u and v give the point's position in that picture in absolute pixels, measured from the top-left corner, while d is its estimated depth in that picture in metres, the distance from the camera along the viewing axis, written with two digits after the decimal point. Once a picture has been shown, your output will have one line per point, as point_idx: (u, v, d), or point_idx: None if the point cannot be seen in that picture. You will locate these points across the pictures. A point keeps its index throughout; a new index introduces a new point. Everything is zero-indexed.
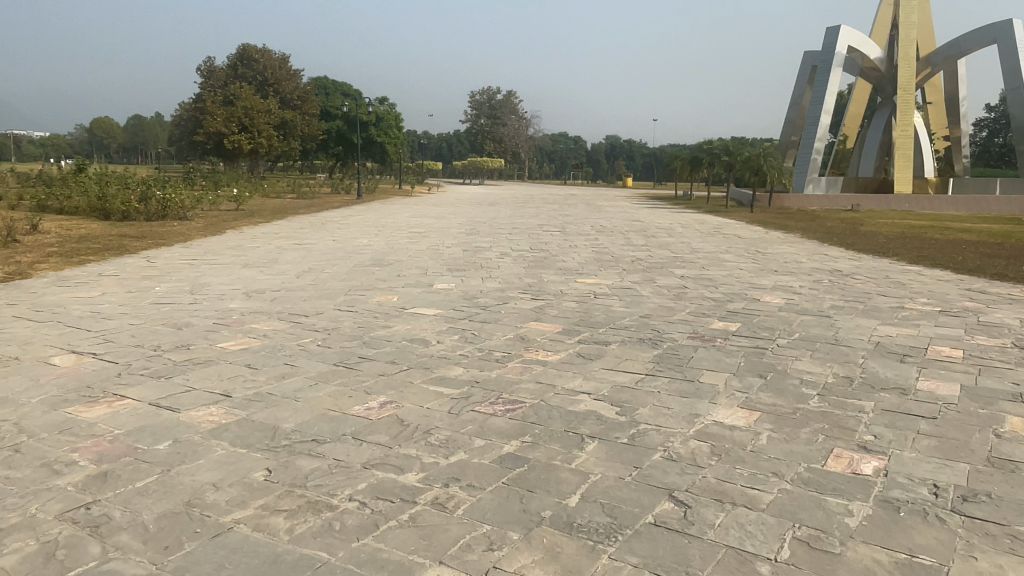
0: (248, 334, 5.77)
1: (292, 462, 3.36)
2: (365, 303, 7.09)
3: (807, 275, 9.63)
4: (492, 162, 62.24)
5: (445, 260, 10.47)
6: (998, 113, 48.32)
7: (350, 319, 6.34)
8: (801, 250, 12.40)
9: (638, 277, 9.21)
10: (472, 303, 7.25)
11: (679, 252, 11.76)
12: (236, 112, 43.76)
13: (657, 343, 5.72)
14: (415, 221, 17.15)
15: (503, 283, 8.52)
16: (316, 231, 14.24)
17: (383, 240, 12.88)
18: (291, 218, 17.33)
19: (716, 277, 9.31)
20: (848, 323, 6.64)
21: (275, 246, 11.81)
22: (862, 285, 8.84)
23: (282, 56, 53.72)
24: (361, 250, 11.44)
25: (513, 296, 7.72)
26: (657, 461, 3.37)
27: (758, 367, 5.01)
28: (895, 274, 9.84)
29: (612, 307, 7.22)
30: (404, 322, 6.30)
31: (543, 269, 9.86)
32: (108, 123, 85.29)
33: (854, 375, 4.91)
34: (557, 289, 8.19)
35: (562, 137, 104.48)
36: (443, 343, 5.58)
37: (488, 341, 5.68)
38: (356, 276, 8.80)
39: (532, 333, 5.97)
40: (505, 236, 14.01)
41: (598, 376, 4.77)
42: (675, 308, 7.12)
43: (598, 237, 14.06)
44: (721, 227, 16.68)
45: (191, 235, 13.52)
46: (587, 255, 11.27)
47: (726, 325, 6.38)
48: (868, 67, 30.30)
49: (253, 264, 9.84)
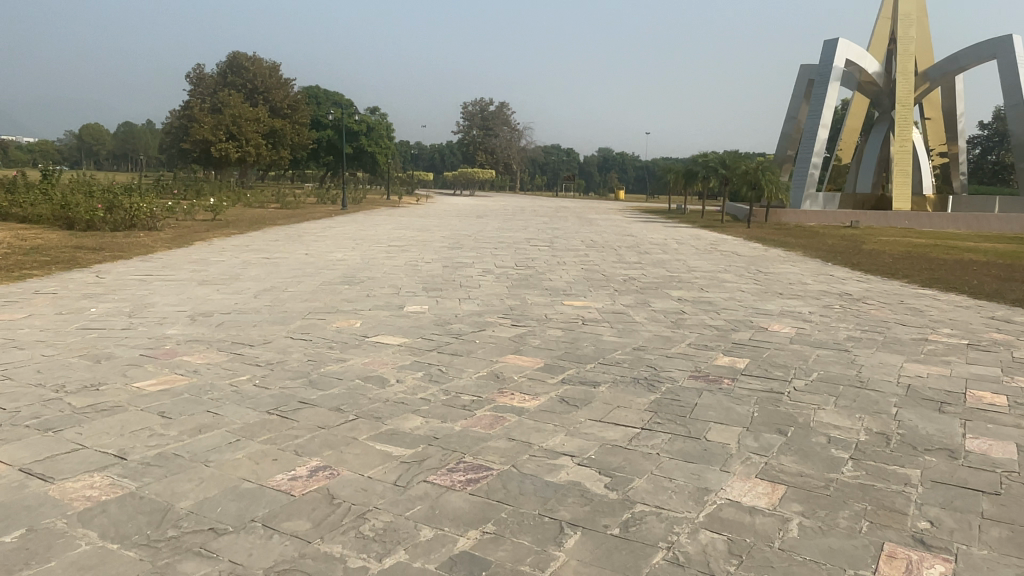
0: (176, 371, 4.92)
1: (173, 567, 2.52)
2: (323, 330, 6.25)
3: (814, 299, 8.86)
4: (483, 174, 61.54)
5: (423, 277, 9.67)
6: (990, 130, 47.99)
7: (300, 351, 5.50)
8: (804, 270, 11.64)
9: (631, 299, 8.42)
10: (443, 330, 6.43)
11: (675, 271, 10.99)
12: (224, 121, 43.07)
13: (655, 384, 4.90)
14: (397, 233, 16.35)
15: (482, 305, 7.72)
16: (290, 244, 13.42)
17: (358, 254, 12.06)
18: (267, 229, 16.52)
19: (716, 301, 8.53)
20: (869, 359, 5.86)
21: (241, 261, 10.97)
22: (876, 312, 8.07)
23: (272, 63, 53.09)
24: (333, 266, 10.62)
25: (491, 321, 6.90)
26: (659, 569, 2.55)
27: (776, 421, 4.20)
28: (908, 299, 9.08)
29: (602, 336, 6.41)
30: (363, 354, 5.46)
31: (528, 289, 9.06)
32: (98, 130, 84.26)
33: (889, 433, 4.11)
34: (541, 313, 7.39)
35: (555, 150, 104.19)
36: (403, 384, 4.74)
37: (457, 380, 4.84)
38: (320, 295, 7.97)
39: (509, 369, 5.15)
40: (490, 250, 13.22)
41: (584, 430, 3.94)
42: (673, 339, 6.32)
43: (589, 253, 13.28)
44: (717, 243, 15.94)
45: (154, 247, 12.70)
46: (576, 273, 10.47)
47: (731, 360, 5.57)
48: (865, 80, 29.77)
49: (210, 280, 9.00)
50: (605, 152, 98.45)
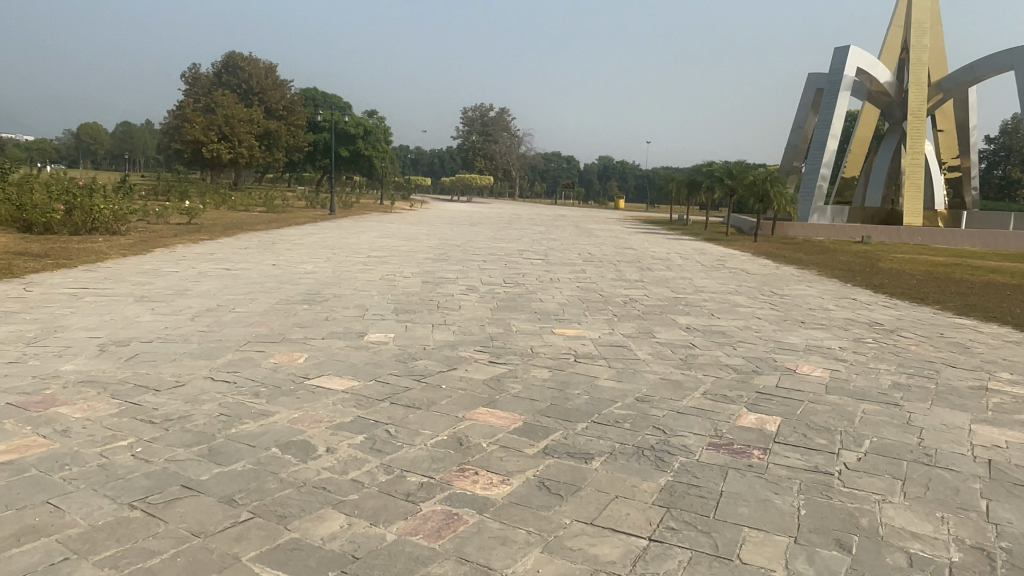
0: (38, 430, 3.75)
1: None
2: (254, 368, 5.08)
3: (841, 330, 7.75)
4: (481, 180, 60.51)
5: (396, 295, 8.54)
6: (997, 145, 47.09)
7: (214, 401, 4.32)
8: (823, 293, 10.54)
9: (632, 328, 7.28)
10: (405, 368, 5.27)
11: (681, 292, 9.88)
12: (216, 121, 41.93)
13: (666, 459, 3.74)
14: (379, 242, 15.29)
15: (457, 335, 6.56)
16: (260, 252, 12.32)
17: (330, 265, 10.97)
18: (241, 235, 15.48)
19: (731, 332, 7.37)
20: (927, 417, 4.72)
21: (197, 271, 9.84)
22: (917, 349, 6.91)
23: (268, 64, 52.09)
24: (297, 280, 9.47)
25: (465, 356, 5.75)
26: None
27: (834, 528, 3.05)
28: (948, 332, 7.94)
29: (598, 380, 5.24)
30: (292, 406, 4.29)
31: (514, 311, 7.92)
32: (95, 128, 83.10)
33: (991, 548, 2.97)
34: (527, 346, 6.24)
35: (554, 159, 103.27)
36: (333, 455, 3.58)
37: (405, 450, 3.67)
38: (269, 318, 6.82)
39: (476, 432, 3.98)
40: (478, 264, 12.11)
41: (571, 545, 2.78)
42: (685, 386, 5.16)
43: (586, 268, 12.17)
44: (725, 259, 14.85)
45: (107, 254, 11.57)
46: (571, 293, 9.32)
47: (761, 421, 4.42)
48: (876, 90, 28.70)
49: (149, 296, 7.87)
50: (605, 160, 97.51)
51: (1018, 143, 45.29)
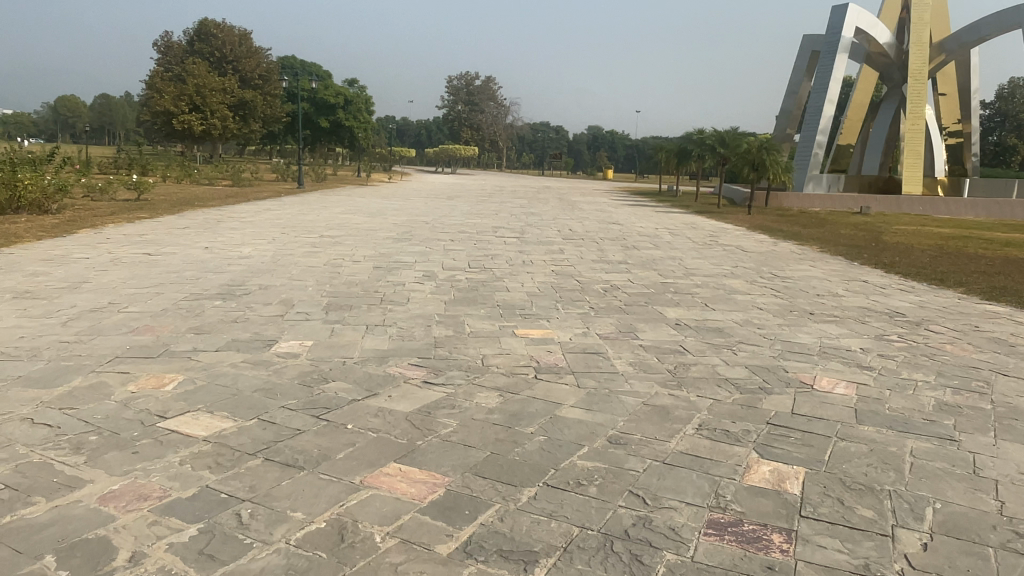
0: None
1: None
2: (101, 401, 3.80)
3: (861, 324, 6.54)
4: (466, 150, 58.79)
5: (335, 287, 7.23)
6: (991, 110, 45.67)
7: (9, 464, 3.05)
8: (830, 274, 9.31)
9: (611, 326, 6.02)
10: (306, 398, 3.97)
11: (670, 276, 8.64)
12: (187, 91, 40.01)
13: (646, 562, 2.49)
14: (340, 219, 13.89)
15: (392, 341, 5.26)
16: (197, 233, 10.97)
17: (271, 248, 9.64)
18: (186, 212, 13.99)
19: (729, 329, 6.13)
20: (998, 463, 3.51)
21: (110, 259, 8.48)
22: (955, 350, 5.69)
23: (242, 31, 49.84)
24: (224, 267, 8.15)
25: (393, 374, 4.47)
26: None
27: None
28: (983, 324, 6.72)
29: (561, 408, 3.98)
30: (120, 470, 3.02)
31: (471, 306, 6.64)
32: (72, 101, 80.30)
33: None
34: (476, 356, 4.96)
35: (542, 130, 101.31)
36: (131, 572, 2.33)
37: (252, 557, 2.43)
38: (162, 322, 5.50)
39: (370, 514, 2.73)
40: (444, 244, 10.79)
41: None
42: (676, 418, 3.91)
43: (564, 247, 10.89)
44: (719, 235, 13.59)
45: (20, 237, 10.09)
46: (542, 280, 8.03)
47: (781, 480, 3.16)
48: (875, 52, 27.27)
49: (33, 293, 6.51)
50: (594, 130, 95.69)
51: (1014, 108, 43.93)
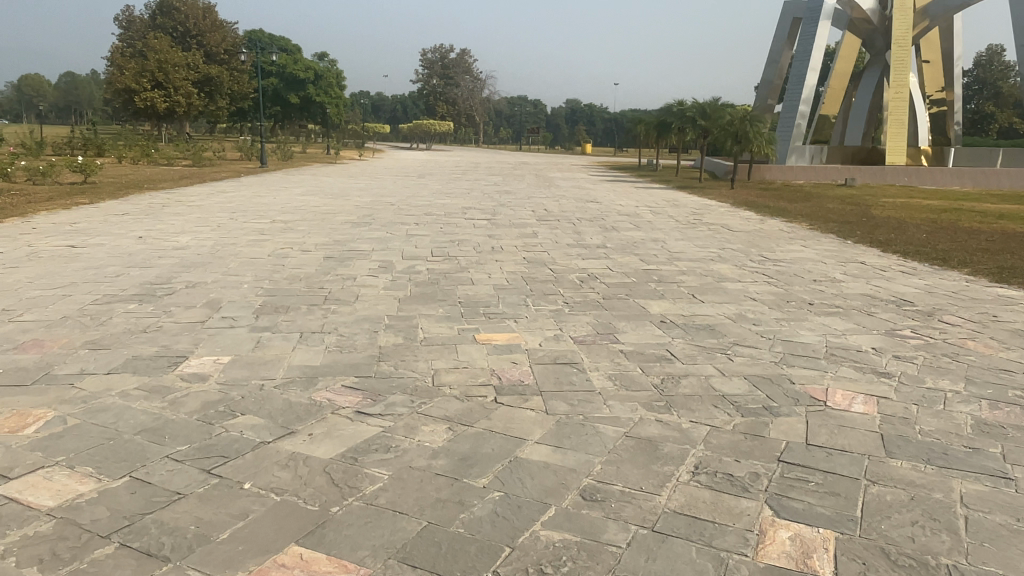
0: None
1: None
2: None
3: (867, 316, 5.80)
4: (441, 125, 57.35)
5: (274, 284, 6.35)
6: (970, 78, 45.16)
7: None
8: (824, 255, 8.59)
9: (587, 327, 5.23)
10: (201, 441, 3.13)
11: (651, 261, 7.87)
12: (148, 66, 38.12)
13: None
14: (297, 201, 12.93)
15: (328, 355, 4.42)
16: (135, 220, 9.98)
17: (213, 237, 8.73)
18: (130, 197, 12.92)
19: (721, 327, 5.37)
20: None
21: (26, 253, 7.50)
22: (979, 348, 4.96)
23: (206, 4, 47.76)
24: (153, 261, 7.22)
25: (320, 402, 3.64)
26: None
27: None
28: (1000, 313, 6.02)
29: (523, 447, 3.20)
30: None
31: (428, 304, 5.82)
32: (36, 80, 77.27)
33: None
34: (426, 373, 4.15)
35: (519, 104, 99.76)
36: None
37: None
38: (56, 337, 4.61)
39: None
40: (406, 228, 9.92)
41: None
42: (665, 457, 3.13)
43: (537, 230, 10.06)
44: (702, 212, 12.84)
45: None
46: (512, 271, 7.22)
47: (809, 559, 2.39)
48: (858, 18, 26.45)
49: None
50: (571, 103, 94.39)
51: (992, 75, 43.59)
